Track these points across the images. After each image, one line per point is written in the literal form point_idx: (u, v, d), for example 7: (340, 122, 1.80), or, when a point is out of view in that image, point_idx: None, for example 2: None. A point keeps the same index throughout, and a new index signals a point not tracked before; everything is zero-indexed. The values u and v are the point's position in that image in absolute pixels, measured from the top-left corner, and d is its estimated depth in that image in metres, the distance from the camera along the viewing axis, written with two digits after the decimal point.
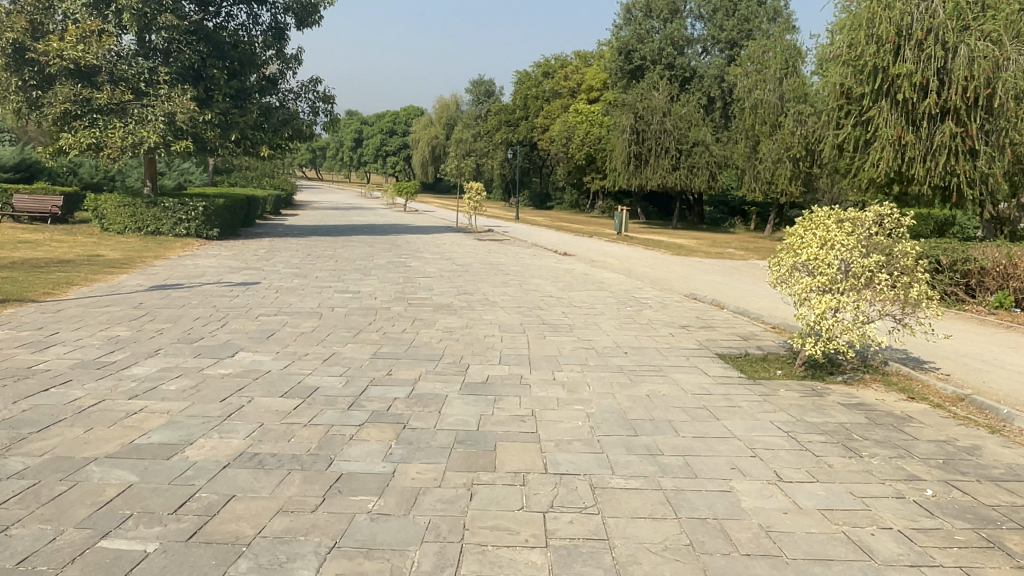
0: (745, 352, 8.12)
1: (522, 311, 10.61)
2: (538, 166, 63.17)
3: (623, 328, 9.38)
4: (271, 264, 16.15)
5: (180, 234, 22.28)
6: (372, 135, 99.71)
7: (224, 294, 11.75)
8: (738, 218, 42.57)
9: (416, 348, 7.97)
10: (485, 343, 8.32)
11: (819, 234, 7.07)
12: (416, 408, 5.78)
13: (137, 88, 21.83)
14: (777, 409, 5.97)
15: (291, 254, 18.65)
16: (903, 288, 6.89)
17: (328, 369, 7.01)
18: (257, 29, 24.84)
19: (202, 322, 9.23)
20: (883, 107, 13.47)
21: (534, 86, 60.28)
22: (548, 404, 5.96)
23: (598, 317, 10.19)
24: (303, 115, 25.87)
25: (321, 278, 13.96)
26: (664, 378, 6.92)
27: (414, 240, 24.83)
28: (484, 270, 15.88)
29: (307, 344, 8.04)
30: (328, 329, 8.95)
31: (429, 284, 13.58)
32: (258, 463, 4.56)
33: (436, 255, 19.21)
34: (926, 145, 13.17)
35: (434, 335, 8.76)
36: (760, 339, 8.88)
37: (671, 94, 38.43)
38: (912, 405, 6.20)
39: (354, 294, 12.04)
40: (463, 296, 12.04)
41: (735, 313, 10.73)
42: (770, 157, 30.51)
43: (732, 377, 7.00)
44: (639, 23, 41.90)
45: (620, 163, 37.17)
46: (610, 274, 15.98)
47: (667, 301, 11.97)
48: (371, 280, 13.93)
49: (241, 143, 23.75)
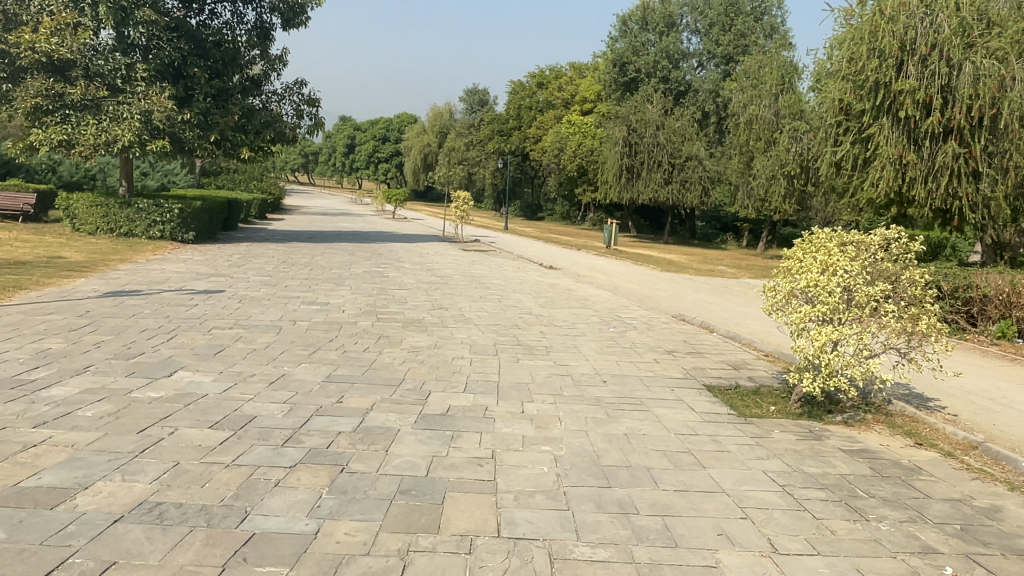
0: (735, 384, 7.47)
1: (498, 330, 9.93)
2: (530, 176, 62.63)
3: (603, 352, 8.71)
4: (241, 271, 15.42)
5: (154, 237, 21.47)
6: (366, 141, 99.13)
7: (182, 303, 11.01)
8: (730, 234, 42.10)
9: (376, 371, 7.26)
10: (453, 366, 7.63)
11: (819, 257, 6.44)
12: (362, 445, 5.08)
13: (113, 84, 21.15)
14: (769, 456, 5.31)
15: (266, 260, 17.92)
16: (912, 319, 6.26)
17: (273, 394, 6.30)
18: (241, 28, 24.12)
19: (148, 335, 8.49)
20: (884, 125, 12.89)
21: (528, 97, 59.99)
22: (512, 443, 5.27)
23: (579, 339, 9.52)
24: (287, 117, 25.17)
25: (291, 287, 13.23)
26: (645, 414, 6.24)
27: (397, 248, 24.12)
28: (464, 283, 15.21)
29: (257, 363, 7.32)
30: (284, 345, 8.24)
31: (405, 296, 12.88)
32: (157, 517, 3.84)
33: (417, 265, 18.55)
34: (927, 165, 12.59)
35: (399, 355, 8.07)
36: (752, 369, 8.21)
37: (665, 108, 37.95)
38: (921, 454, 5.53)
39: (322, 306, 11.33)
40: (437, 311, 11.34)
41: (726, 338, 10.07)
42: (765, 173, 29.91)
43: (720, 415, 6.34)
44: (635, 35, 41.52)
45: (612, 175, 36.70)
46: (596, 291, 15.33)
47: (653, 321, 11.33)
48: (343, 290, 13.22)
49: (221, 145, 22.99)
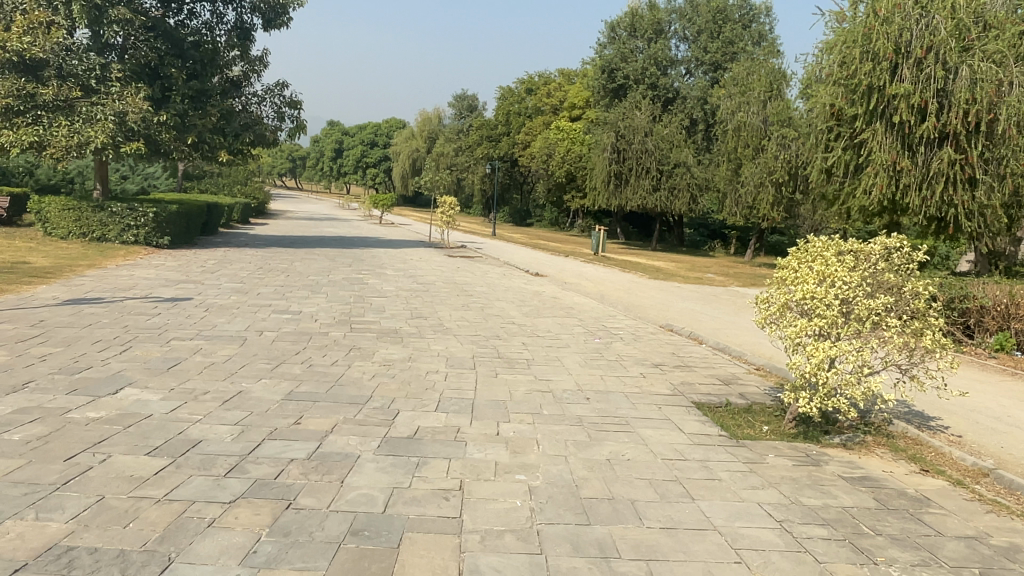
0: (726, 401, 7.01)
1: (477, 340, 9.44)
2: (519, 183, 62.23)
3: (588, 365, 8.24)
4: (214, 277, 14.88)
5: (127, 242, 20.84)
6: (353, 146, 98.55)
7: (144, 311, 10.46)
8: (719, 241, 41.83)
9: (341, 388, 6.74)
10: (427, 381, 7.13)
11: (816, 267, 5.98)
12: (314, 476, 4.57)
13: (87, 84, 20.46)
14: (764, 485, 4.85)
15: (242, 266, 17.37)
16: (915, 334, 5.83)
17: (225, 415, 5.80)
18: (221, 28, 23.61)
19: (101, 347, 7.95)
20: (878, 130, 12.52)
21: (517, 103, 59.71)
22: (483, 471, 4.77)
23: (562, 351, 9.05)
24: (268, 120, 24.67)
25: (264, 295, 12.70)
26: (630, 436, 5.77)
27: (380, 254, 23.57)
28: (446, 291, 14.71)
29: (212, 379, 6.80)
30: (247, 358, 7.73)
31: (383, 305, 12.38)
32: (64, 566, 3.32)
33: (399, 272, 18.04)
34: (922, 172, 12.25)
35: (369, 369, 7.55)
36: (744, 384, 7.75)
37: (654, 114, 37.67)
38: (929, 484, 5.08)
39: (293, 315, 10.81)
40: (415, 321, 10.84)
41: (715, 350, 9.64)
42: (753, 180, 29.59)
43: (711, 437, 5.87)
44: (623, 42, 41.26)
45: (601, 182, 36.35)
46: (582, 299, 14.88)
47: (640, 332, 10.88)
48: (319, 298, 12.70)
49: (198, 147, 22.42)
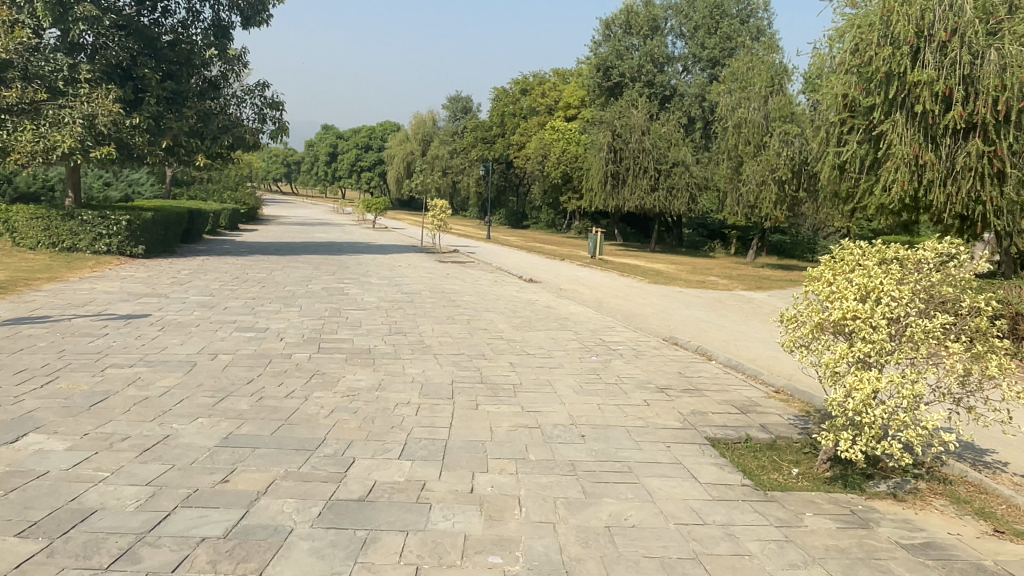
0: (746, 435, 5.98)
1: (458, 361, 8.38)
2: (514, 184, 61.08)
3: (583, 391, 7.16)
4: (182, 290, 13.86)
5: (100, 251, 19.85)
6: (348, 150, 97.43)
7: (90, 331, 9.40)
8: (719, 241, 40.87)
9: (290, 428, 5.68)
10: (396, 416, 6.08)
11: (856, 279, 4.95)
12: (224, 566, 3.50)
13: (53, 86, 19.34)
14: (806, 562, 3.80)
15: (216, 276, 16.32)
16: (979, 360, 4.78)
17: (138, 470, 4.74)
18: (196, 26, 22.70)
19: (20, 378, 6.88)
20: (898, 120, 11.51)
21: (512, 103, 58.65)
22: (447, 552, 3.71)
23: (554, 373, 7.98)
24: (249, 122, 23.68)
25: (232, 309, 11.67)
26: (633, 489, 4.71)
27: (366, 260, 22.52)
28: (432, 301, 13.69)
29: (138, 420, 5.73)
30: (189, 390, 6.67)
31: (359, 319, 11.30)
32: None
33: (384, 280, 17.01)
34: (947, 166, 11.22)
35: (328, 401, 6.48)
36: (764, 412, 6.70)
37: (651, 112, 36.65)
38: (1011, 554, 4.04)
39: (257, 333, 9.76)
40: (392, 337, 9.77)
41: (726, 368, 8.64)
42: (755, 178, 28.45)
43: (733, 488, 4.81)
44: (619, 39, 40.29)
45: (597, 182, 35.34)
46: (578, 308, 13.85)
47: (642, 347, 9.83)
48: (290, 312, 11.62)
49: (174, 151, 21.42)
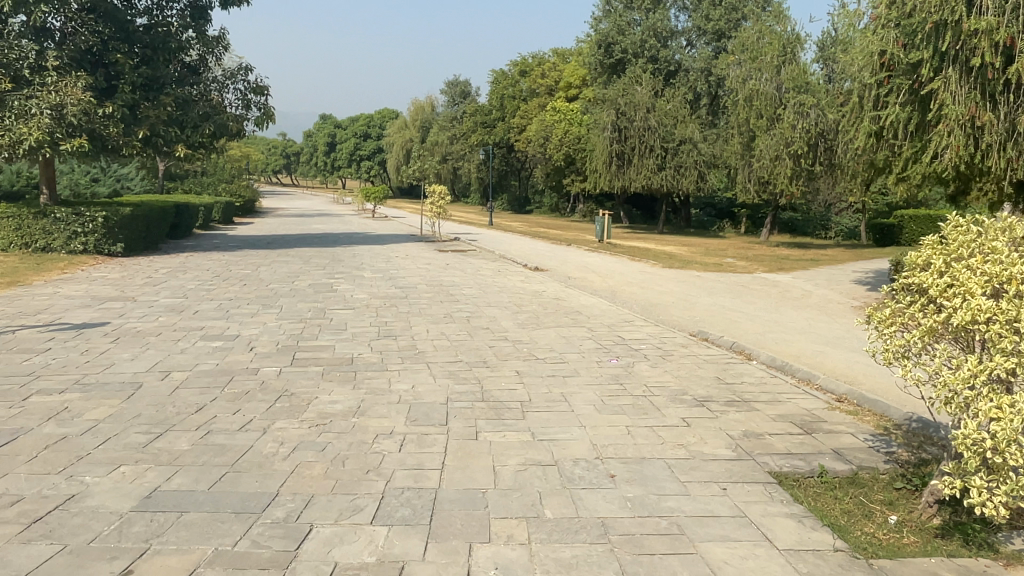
0: (820, 467, 4.67)
1: (456, 371, 7.12)
2: (516, 169, 59.52)
3: (606, 409, 5.87)
4: (153, 292, 12.60)
5: (75, 251, 18.58)
6: (346, 139, 95.77)
7: (30, 346, 8.16)
8: (728, 221, 39.53)
9: (238, 477, 4.42)
10: (373, 454, 4.78)
11: (984, 268, 3.62)
12: None
13: (18, 75, 17.99)
14: None
15: (194, 275, 15.07)
16: None
17: (14, 558, 3.46)
18: (172, 9, 21.42)
19: None
20: (951, 77, 10.04)
21: (511, 86, 56.97)
22: None
23: (569, 383, 6.69)
24: (233, 108, 22.40)
25: (204, 314, 10.41)
26: (691, 565, 3.42)
27: (361, 252, 21.24)
28: (429, 296, 12.45)
29: (39, 474, 4.46)
30: (119, 425, 5.41)
31: (345, 320, 10.02)
32: None
33: (377, 273, 15.76)
34: (1007, 126, 9.77)
35: (292, 434, 5.20)
36: (832, 430, 5.39)
37: (656, 88, 35.04)
38: None
39: (226, 342, 8.51)
40: (380, 343, 8.51)
41: (771, 370, 7.35)
42: (767, 153, 26.80)
43: (826, 561, 3.52)
44: (620, 15, 38.66)
45: (601, 163, 33.88)
46: (589, 299, 12.53)
47: (667, 345, 8.54)
48: (268, 314, 10.36)
49: (151, 142, 20.09)
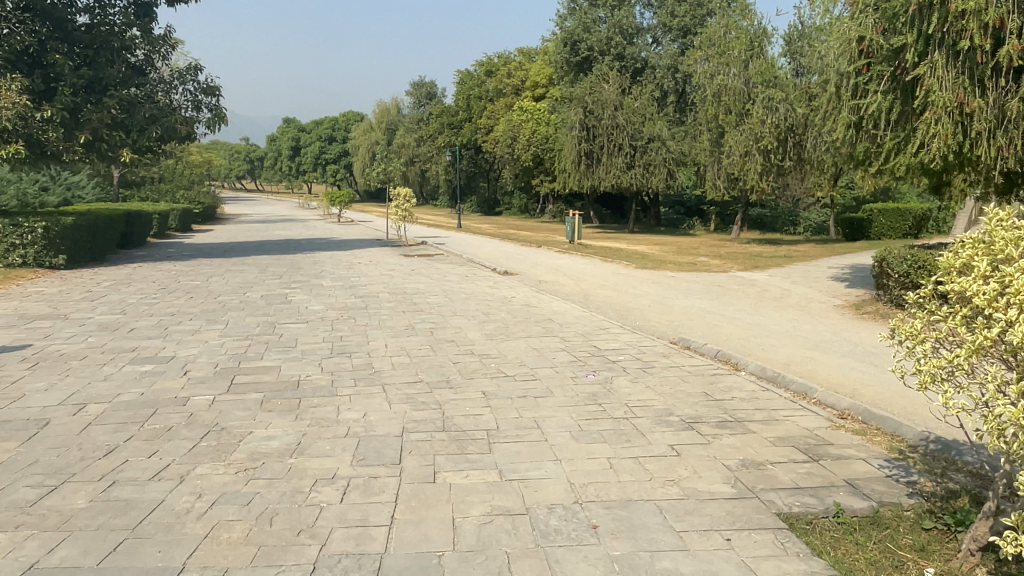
0: (835, 506, 3.98)
1: (415, 394, 6.35)
2: (485, 170, 58.76)
3: (584, 437, 5.14)
4: (90, 308, 11.60)
5: (13, 263, 17.43)
6: (311, 142, 94.11)
7: None
8: (697, 218, 39.24)
9: (137, 547, 3.59)
10: (308, 508, 3.98)
11: None
12: None
13: None
14: None
15: (138, 288, 14.04)
16: None
17: None
18: (115, 6, 20.28)
19: None
20: (937, 62, 9.54)
21: (477, 86, 56.08)
22: None
23: (542, 406, 5.95)
24: (183, 110, 21.31)
25: (141, 331, 9.49)
26: None
27: (322, 259, 20.31)
28: (390, 306, 11.66)
29: None
30: (8, 477, 4.54)
31: (295, 335, 9.17)
32: None
33: (337, 282, 14.89)
34: (996, 113, 9.31)
35: (215, 482, 4.37)
36: (841, 455, 4.73)
37: (623, 86, 34.50)
38: None
39: (159, 365, 7.62)
40: (332, 361, 7.69)
41: (763, 382, 6.69)
42: (737, 149, 26.33)
43: None
44: (585, 12, 38.16)
45: (570, 163, 33.28)
46: (561, 305, 11.83)
47: (648, 356, 7.85)
48: (212, 331, 9.48)
49: (95, 146, 18.94)
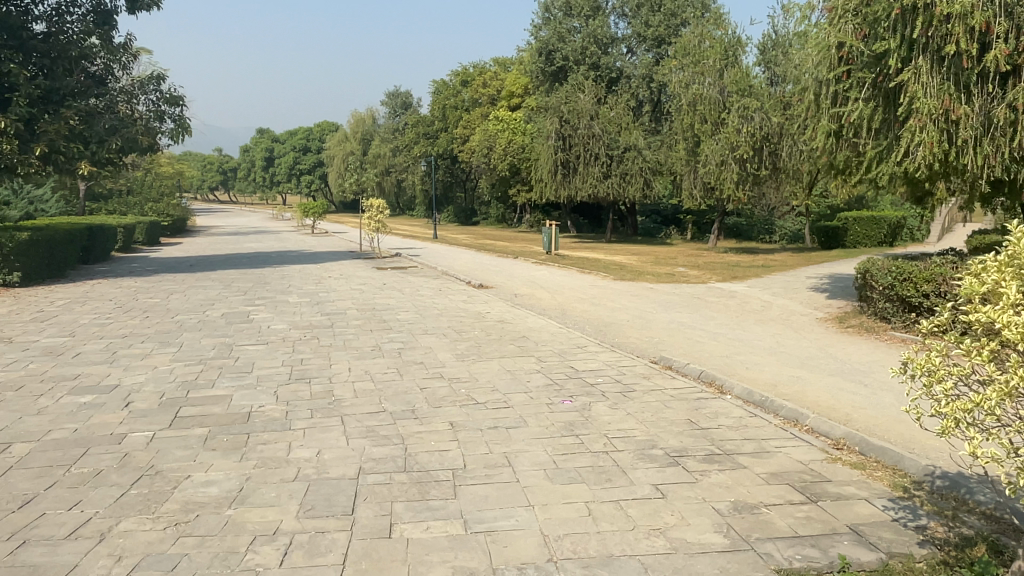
0: (840, 559, 3.52)
1: (376, 427, 5.83)
2: (461, 180, 58.25)
3: (559, 476, 4.66)
4: (37, 330, 10.92)
5: None
6: (285, 152, 92.99)
7: None
8: (674, 227, 39.05)
9: None
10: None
11: None
12: None
13: None
14: None
15: (93, 306, 13.35)
16: None
17: None
18: (74, 14, 19.54)
19: None
20: (921, 67, 9.27)
21: (452, 96, 55.54)
22: None
23: (513, 438, 5.47)
24: (145, 121, 20.59)
25: (88, 356, 8.87)
26: None
27: (291, 273, 19.69)
28: (358, 323, 11.14)
29: None
30: None
31: (253, 359, 8.61)
32: None
33: (305, 298, 14.33)
34: (982, 121, 9.06)
35: (138, 542, 3.82)
36: (841, 495, 4.29)
37: (598, 95, 34.25)
38: None
39: (101, 395, 7.03)
40: (291, 388, 7.16)
41: (750, 407, 6.26)
42: (713, 158, 26.11)
43: None
44: (560, 22, 37.99)
45: (546, 172, 32.97)
46: (537, 320, 11.38)
47: (628, 377, 7.40)
48: (164, 354, 8.88)
49: (51, 159, 18.18)
